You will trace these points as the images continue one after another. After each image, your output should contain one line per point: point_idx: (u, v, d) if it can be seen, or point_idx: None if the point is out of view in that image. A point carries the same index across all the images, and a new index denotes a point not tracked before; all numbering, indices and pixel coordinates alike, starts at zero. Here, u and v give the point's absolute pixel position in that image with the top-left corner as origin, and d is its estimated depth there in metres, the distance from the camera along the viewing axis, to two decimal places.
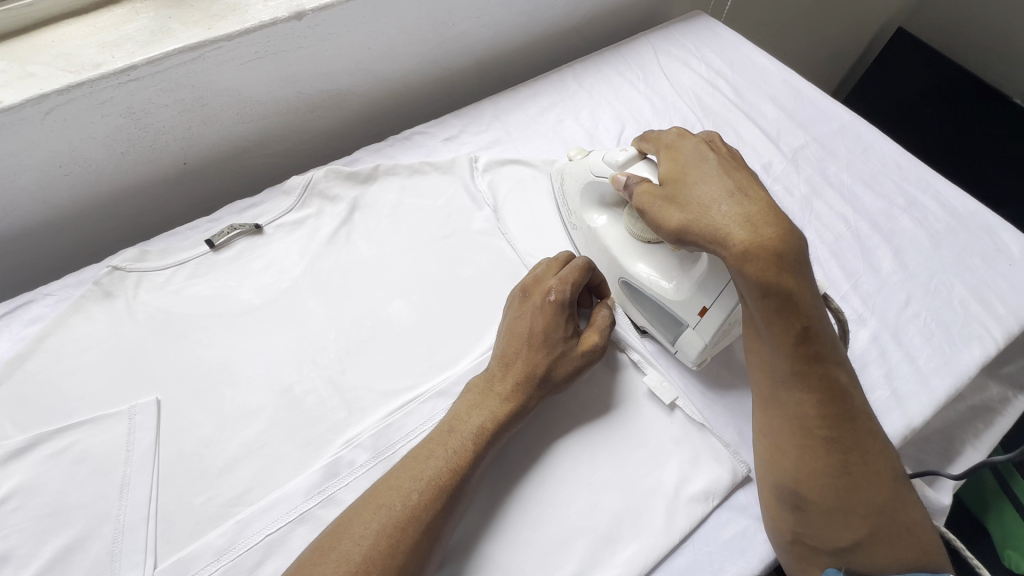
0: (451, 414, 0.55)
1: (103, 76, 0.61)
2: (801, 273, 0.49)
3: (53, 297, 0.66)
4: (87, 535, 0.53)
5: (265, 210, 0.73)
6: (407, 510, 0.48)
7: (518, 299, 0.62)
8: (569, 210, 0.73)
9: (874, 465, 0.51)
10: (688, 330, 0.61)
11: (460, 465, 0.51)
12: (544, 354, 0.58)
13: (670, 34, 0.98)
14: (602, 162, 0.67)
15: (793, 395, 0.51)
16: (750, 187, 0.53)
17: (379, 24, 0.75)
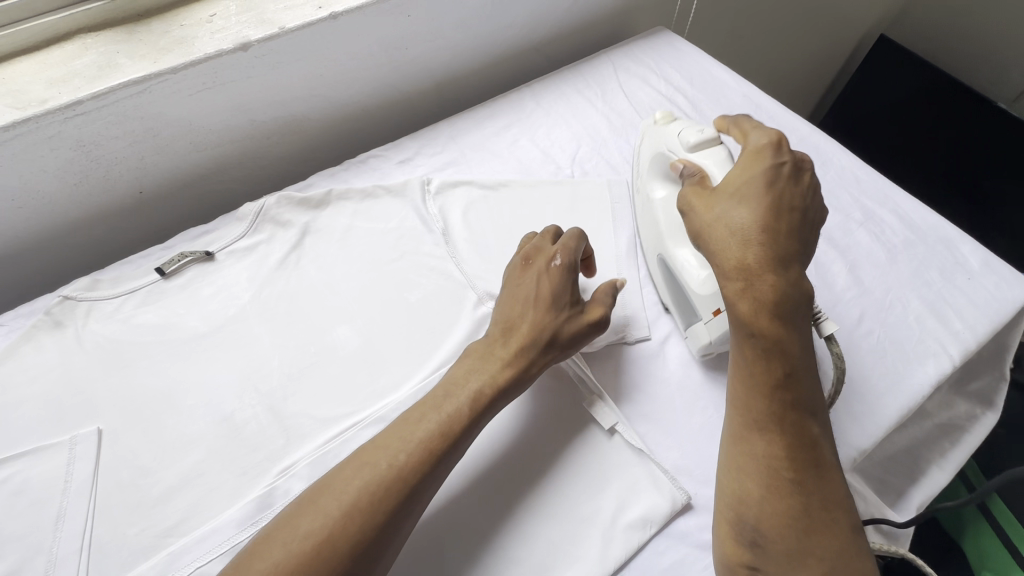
0: (428, 398, 0.54)
1: (48, 111, 0.62)
2: (792, 324, 0.53)
3: (6, 327, 0.67)
4: (20, 567, 0.53)
5: (217, 237, 0.74)
6: (336, 523, 0.45)
7: (520, 267, 0.64)
8: (639, 174, 0.78)
9: (837, 513, 0.50)
10: (699, 324, 0.63)
11: (424, 454, 0.50)
12: (550, 317, 0.60)
13: (630, 51, 0.98)
14: (684, 131, 0.69)
15: (764, 435, 0.52)
16: (781, 227, 0.54)
17: (329, 51, 0.76)
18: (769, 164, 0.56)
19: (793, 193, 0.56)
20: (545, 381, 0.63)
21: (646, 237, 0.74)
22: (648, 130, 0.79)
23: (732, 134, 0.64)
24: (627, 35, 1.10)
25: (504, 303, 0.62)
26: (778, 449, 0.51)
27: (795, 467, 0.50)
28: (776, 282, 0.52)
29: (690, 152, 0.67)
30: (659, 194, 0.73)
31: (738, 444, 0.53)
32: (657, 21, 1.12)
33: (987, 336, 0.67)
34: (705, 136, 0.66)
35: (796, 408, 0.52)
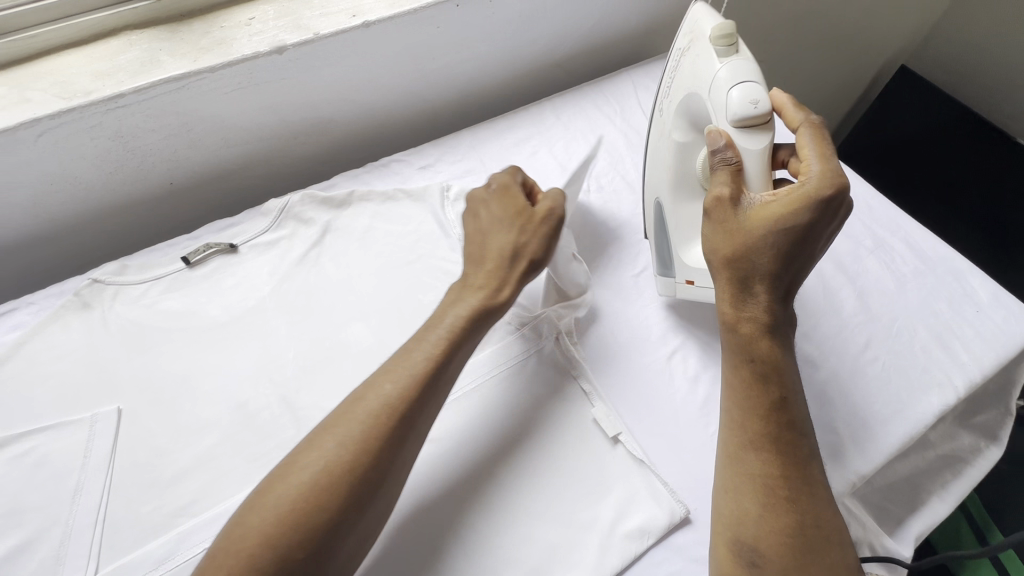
0: (365, 383, 0.54)
1: (93, 102, 0.66)
2: (784, 349, 0.57)
3: (36, 306, 0.70)
4: (37, 537, 0.55)
5: (241, 231, 0.77)
6: (325, 475, 0.47)
7: (509, 197, 0.69)
8: (671, 92, 0.69)
9: (829, 529, 0.51)
10: (671, 280, 0.71)
11: (366, 435, 0.49)
12: (504, 233, 0.66)
13: (652, 71, 1.00)
14: (737, 91, 0.58)
15: (759, 454, 0.53)
16: (794, 263, 0.56)
17: (360, 58, 0.79)
18: (820, 202, 0.54)
19: (825, 229, 0.56)
20: (548, 390, 0.65)
21: (654, 160, 0.73)
22: (700, 35, 0.65)
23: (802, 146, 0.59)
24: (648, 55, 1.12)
25: (471, 240, 0.67)
26: (775, 468, 0.53)
27: (789, 484, 0.52)
28: (774, 309, 0.57)
29: (739, 123, 0.58)
30: (679, 131, 0.68)
31: (735, 464, 0.54)
32: None
33: (993, 370, 0.67)
34: (755, 112, 0.57)
35: (791, 428, 0.54)
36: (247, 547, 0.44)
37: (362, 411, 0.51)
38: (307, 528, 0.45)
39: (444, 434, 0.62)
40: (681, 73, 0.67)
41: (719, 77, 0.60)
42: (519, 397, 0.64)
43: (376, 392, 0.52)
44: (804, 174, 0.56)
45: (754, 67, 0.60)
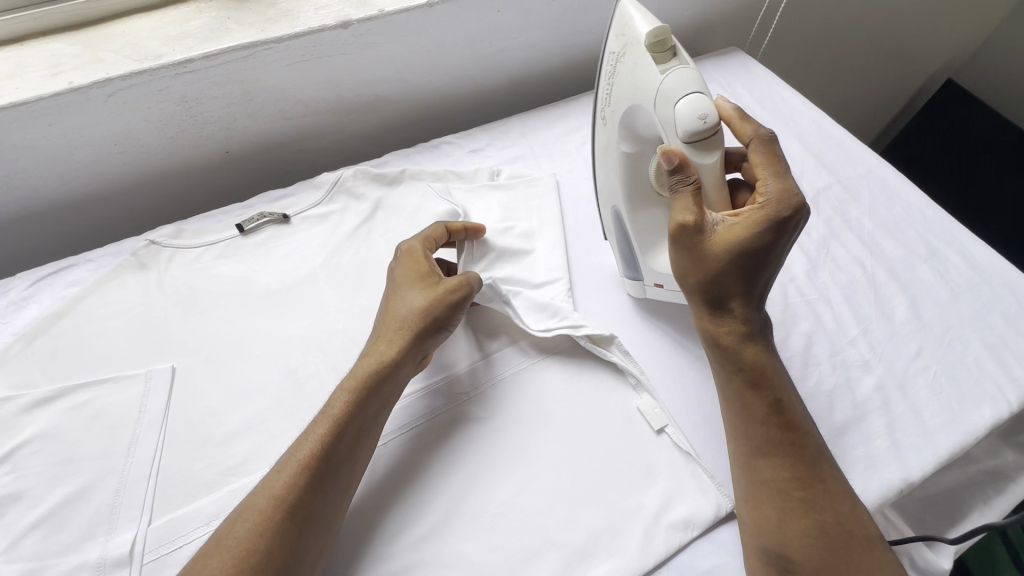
0: (301, 432, 0.54)
1: (163, 66, 0.67)
2: (769, 356, 0.57)
3: (94, 263, 0.72)
4: (93, 485, 0.56)
5: (294, 202, 0.77)
6: (278, 496, 0.49)
7: (420, 263, 0.64)
8: (609, 97, 0.62)
9: (852, 526, 0.50)
10: (640, 283, 0.69)
11: (297, 480, 0.50)
12: (416, 295, 0.61)
13: (703, 68, 0.99)
14: (685, 108, 0.52)
15: (769, 459, 0.53)
16: (769, 274, 0.56)
17: (419, 38, 0.79)
18: (780, 218, 0.53)
19: (791, 235, 0.55)
20: (591, 379, 0.64)
21: (604, 168, 0.67)
22: (632, 39, 0.56)
23: (761, 154, 0.57)
24: (697, 52, 1.12)
25: (384, 304, 0.63)
26: (786, 473, 0.52)
27: (803, 486, 0.52)
28: (749, 318, 0.56)
29: (692, 141, 0.53)
30: (625, 144, 0.61)
31: (746, 474, 0.54)
32: (727, 41, 1.14)
33: None
34: (705, 128, 0.52)
35: (788, 433, 0.54)
36: (216, 567, 0.46)
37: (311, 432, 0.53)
38: (269, 543, 0.47)
39: (489, 414, 0.62)
40: (620, 81, 0.59)
41: (663, 91, 0.53)
42: (560, 383, 0.64)
43: (322, 416, 0.54)
44: (762, 188, 0.55)
45: (695, 74, 0.53)
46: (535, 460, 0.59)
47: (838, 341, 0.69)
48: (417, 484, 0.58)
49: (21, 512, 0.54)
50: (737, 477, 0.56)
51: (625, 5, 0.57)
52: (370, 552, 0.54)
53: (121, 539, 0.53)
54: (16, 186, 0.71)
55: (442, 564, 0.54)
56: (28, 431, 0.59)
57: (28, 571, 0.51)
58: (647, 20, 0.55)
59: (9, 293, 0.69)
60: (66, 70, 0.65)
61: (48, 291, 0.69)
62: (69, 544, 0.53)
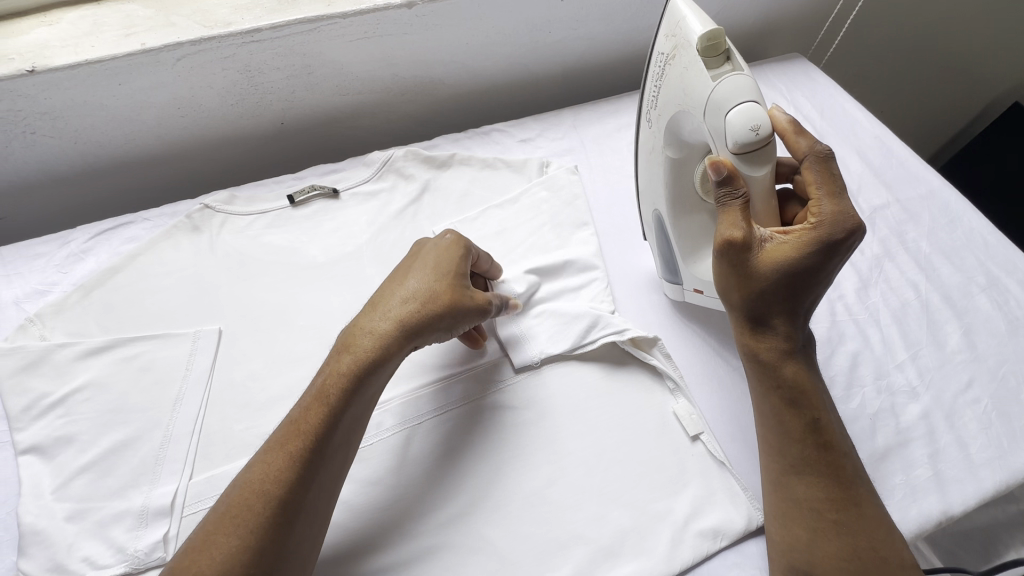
0: (292, 416, 0.50)
1: (231, 34, 0.68)
2: (811, 375, 0.54)
3: (151, 222, 0.74)
4: (139, 436, 0.58)
5: (345, 178, 0.78)
6: (269, 486, 0.46)
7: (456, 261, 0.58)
8: (657, 98, 0.59)
9: (888, 553, 0.48)
10: (679, 287, 0.68)
11: (292, 469, 0.47)
12: (438, 293, 0.55)
13: (764, 73, 0.97)
14: (735, 119, 0.49)
15: (802, 478, 0.52)
16: (816, 293, 0.53)
17: (480, 23, 0.78)
18: (831, 240, 0.49)
19: (843, 255, 0.51)
20: (628, 379, 0.64)
21: (648, 169, 0.65)
22: (683, 40, 0.53)
23: (815, 172, 0.52)
24: (756, 57, 1.09)
25: (405, 281, 0.56)
26: (820, 494, 0.51)
27: (837, 508, 0.50)
28: (790, 336, 0.53)
29: (742, 150, 0.50)
30: (671, 148, 0.59)
31: (778, 493, 0.53)
32: (788, 48, 1.11)
33: None
34: (756, 140, 0.49)
35: (824, 453, 0.52)
36: (206, 563, 0.43)
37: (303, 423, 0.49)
38: (257, 538, 0.44)
39: (524, 403, 0.62)
40: (669, 82, 0.56)
41: (714, 98, 0.51)
42: (598, 380, 0.64)
43: (315, 403, 0.50)
44: (815, 207, 0.51)
45: (750, 81, 0.51)
46: (567, 454, 0.59)
47: (885, 364, 0.67)
48: (442, 468, 0.58)
49: (72, 455, 0.57)
50: (767, 493, 0.55)
51: (677, 4, 0.54)
52: (399, 528, 0.55)
53: (163, 490, 0.55)
54: (82, 141, 0.74)
55: (468, 547, 0.55)
56: (81, 378, 0.61)
57: (76, 512, 0.54)
58: (702, 20, 0.52)
59: (69, 244, 0.71)
60: (140, 32, 0.67)
61: (106, 245, 0.72)
62: (115, 490, 0.55)
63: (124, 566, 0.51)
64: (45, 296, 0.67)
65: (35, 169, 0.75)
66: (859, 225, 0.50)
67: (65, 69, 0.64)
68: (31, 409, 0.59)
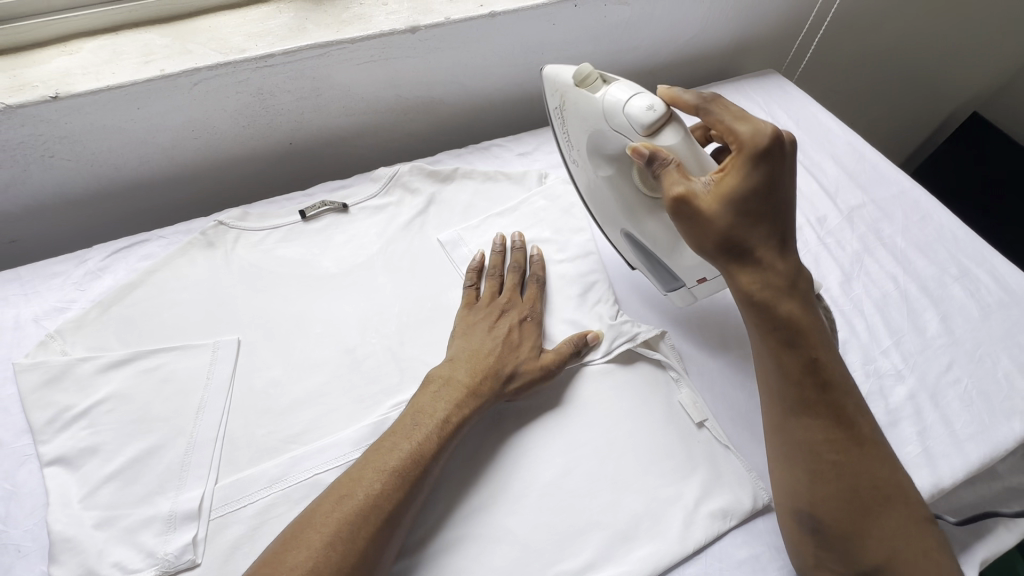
0: (380, 442, 0.55)
1: (246, 59, 0.72)
2: (805, 308, 0.56)
3: (166, 240, 0.76)
4: (163, 444, 0.60)
5: (353, 193, 0.82)
6: (371, 501, 0.50)
7: (518, 326, 0.67)
8: (569, 141, 0.68)
9: (888, 489, 0.52)
10: (683, 289, 0.68)
11: (394, 487, 0.52)
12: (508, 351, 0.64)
13: (742, 88, 1.04)
14: (631, 108, 0.57)
15: (803, 420, 0.55)
16: (783, 220, 0.56)
17: (478, 46, 0.84)
18: (761, 156, 0.53)
19: (786, 171, 0.55)
20: (635, 374, 0.67)
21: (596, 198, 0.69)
22: (565, 89, 0.65)
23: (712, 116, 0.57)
24: (733, 74, 1.16)
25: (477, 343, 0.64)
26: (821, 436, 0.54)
27: (837, 449, 0.53)
28: (776, 275, 0.55)
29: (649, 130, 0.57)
30: (602, 168, 0.65)
31: (782, 439, 0.56)
32: (762, 65, 1.18)
33: None
34: (656, 115, 0.56)
35: (821, 394, 0.54)
36: (309, 567, 0.46)
37: (402, 443, 0.55)
38: (362, 546, 0.48)
39: (536, 399, 0.65)
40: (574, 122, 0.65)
41: (609, 105, 0.59)
42: (606, 375, 0.67)
43: (418, 434, 0.56)
44: (734, 137, 0.55)
45: (629, 83, 0.60)
46: (580, 445, 0.62)
47: (872, 351, 0.71)
48: (456, 463, 0.60)
49: (97, 464, 0.58)
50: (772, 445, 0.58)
51: (549, 72, 0.67)
52: (423, 523, 0.57)
53: (190, 495, 0.56)
54: (98, 164, 0.76)
55: (490, 537, 0.57)
56: (103, 391, 0.62)
57: (104, 519, 0.54)
58: (571, 70, 0.64)
59: (86, 263, 0.73)
60: (158, 59, 0.70)
61: (122, 263, 0.74)
62: (142, 496, 0.56)
63: (154, 570, 0.52)
64: (64, 313, 0.69)
65: (50, 192, 0.77)
66: (778, 133, 0.54)
67: (87, 94, 0.67)
68: (54, 422, 0.60)
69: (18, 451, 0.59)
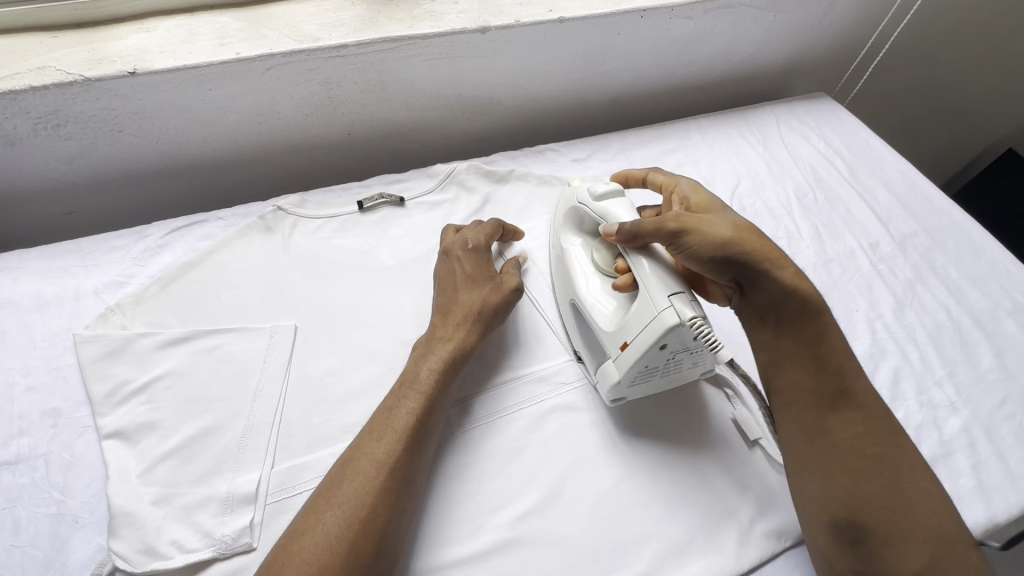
0: (382, 410, 0.56)
1: (320, 48, 0.72)
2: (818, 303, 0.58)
3: (224, 221, 0.76)
4: (220, 425, 0.59)
5: (409, 187, 0.82)
6: (378, 464, 0.51)
7: (475, 260, 0.67)
8: (555, 231, 0.75)
9: (926, 485, 0.52)
10: (609, 362, 0.60)
11: (398, 449, 0.52)
12: (474, 292, 0.65)
13: (794, 109, 1.04)
14: (590, 188, 0.67)
15: (842, 418, 0.54)
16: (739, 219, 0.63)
17: (542, 51, 0.84)
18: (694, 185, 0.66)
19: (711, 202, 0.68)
20: (691, 388, 0.67)
21: (558, 290, 0.72)
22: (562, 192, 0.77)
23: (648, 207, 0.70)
24: (781, 95, 1.17)
25: (444, 291, 0.66)
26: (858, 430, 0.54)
27: (880, 443, 0.53)
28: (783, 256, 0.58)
29: (601, 201, 0.65)
30: (573, 243, 0.71)
31: (820, 445, 0.54)
32: (810, 87, 1.19)
33: None
34: (612, 189, 0.66)
35: (848, 385, 0.55)
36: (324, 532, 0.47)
37: (400, 406, 0.55)
38: (371, 507, 0.49)
39: (590, 406, 0.65)
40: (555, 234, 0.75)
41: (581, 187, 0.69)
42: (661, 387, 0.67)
43: (410, 393, 0.56)
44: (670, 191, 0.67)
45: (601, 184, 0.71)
46: (634, 455, 0.62)
47: (925, 380, 0.71)
48: (510, 464, 0.60)
49: (155, 441, 0.58)
50: (795, 452, 0.55)
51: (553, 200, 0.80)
52: (477, 522, 0.57)
53: (247, 478, 0.56)
54: (162, 140, 0.77)
55: (543, 541, 0.56)
56: (162, 367, 0.62)
57: (162, 495, 0.54)
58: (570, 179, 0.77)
59: (146, 239, 0.73)
60: (233, 42, 0.71)
61: (181, 242, 0.74)
62: (199, 476, 0.56)
63: (212, 550, 0.52)
64: (124, 287, 0.69)
65: (111, 165, 0.77)
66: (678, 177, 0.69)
67: (164, 72, 0.68)
68: (113, 396, 0.60)
69: (76, 422, 0.59)
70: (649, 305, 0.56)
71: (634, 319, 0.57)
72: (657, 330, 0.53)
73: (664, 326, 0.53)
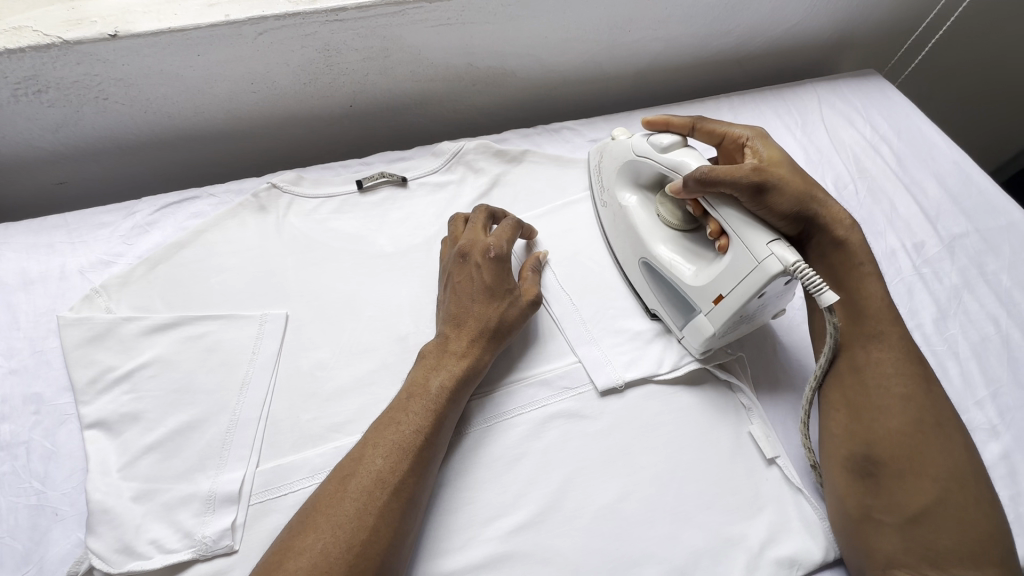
0: (387, 416, 0.52)
1: (316, 11, 0.65)
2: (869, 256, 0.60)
3: (217, 199, 0.72)
4: (205, 419, 0.57)
5: (413, 166, 0.77)
6: (379, 480, 0.48)
7: (493, 268, 0.61)
8: (603, 187, 0.73)
9: (951, 433, 0.52)
10: (699, 316, 0.60)
11: (403, 464, 0.49)
12: (487, 305, 0.60)
13: (839, 88, 0.94)
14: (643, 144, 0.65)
15: (871, 354, 0.56)
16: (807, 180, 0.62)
17: (563, 17, 0.76)
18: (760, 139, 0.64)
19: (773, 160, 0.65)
20: (705, 398, 0.62)
21: (618, 251, 0.70)
22: (602, 148, 0.74)
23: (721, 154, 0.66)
24: (826, 71, 1.07)
25: (456, 300, 0.60)
26: (885, 370, 0.55)
27: (906, 383, 0.54)
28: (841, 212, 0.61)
29: (664, 155, 0.62)
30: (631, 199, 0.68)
31: (848, 380, 0.56)
32: (858, 63, 1.08)
33: None
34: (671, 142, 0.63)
35: (879, 328, 0.57)
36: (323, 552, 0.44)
37: (405, 417, 0.52)
38: (374, 527, 0.46)
39: (596, 414, 0.61)
40: (604, 193, 0.73)
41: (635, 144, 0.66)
42: (671, 395, 0.62)
43: (416, 401, 0.53)
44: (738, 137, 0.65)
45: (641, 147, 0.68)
46: (639, 469, 0.58)
47: (964, 400, 0.65)
48: (506, 471, 0.57)
49: (138, 433, 0.55)
50: (825, 390, 0.58)
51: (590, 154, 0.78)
52: (467, 534, 0.54)
53: (230, 477, 0.54)
54: (151, 110, 0.72)
55: (538, 556, 0.53)
56: (146, 355, 0.59)
57: (143, 491, 0.52)
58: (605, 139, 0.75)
59: (135, 216, 0.70)
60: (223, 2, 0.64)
61: (171, 219, 0.70)
62: (181, 472, 0.54)
63: (191, 552, 0.50)
64: (111, 267, 0.66)
65: (100, 134, 0.73)
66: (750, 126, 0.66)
67: (148, 36, 0.62)
68: (96, 383, 0.57)
69: (59, 409, 0.57)
70: (744, 254, 0.55)
71: (728, 269, 0.56)
72: (760, 282, 0.53)
73: (766, 276, 0.52)
